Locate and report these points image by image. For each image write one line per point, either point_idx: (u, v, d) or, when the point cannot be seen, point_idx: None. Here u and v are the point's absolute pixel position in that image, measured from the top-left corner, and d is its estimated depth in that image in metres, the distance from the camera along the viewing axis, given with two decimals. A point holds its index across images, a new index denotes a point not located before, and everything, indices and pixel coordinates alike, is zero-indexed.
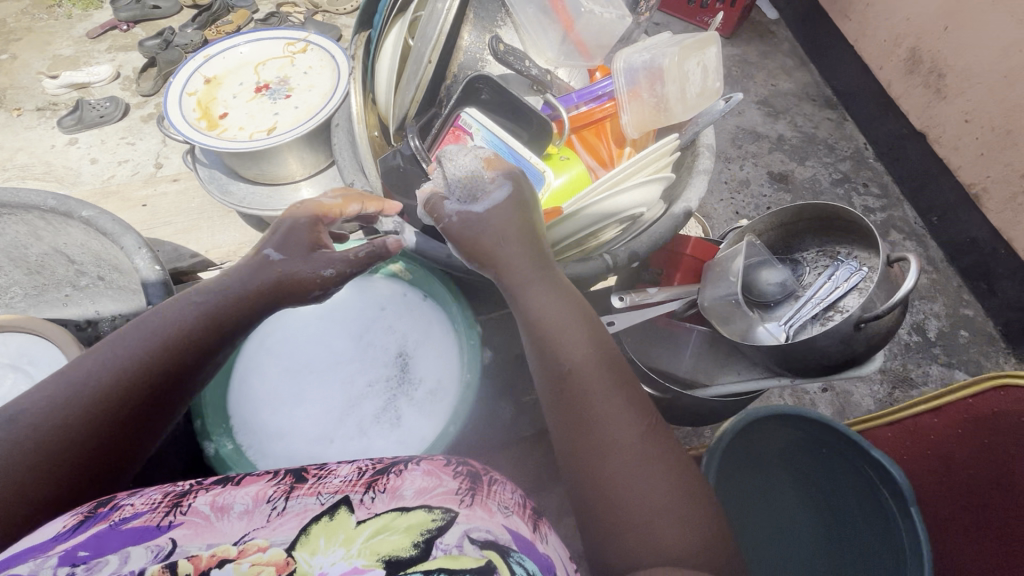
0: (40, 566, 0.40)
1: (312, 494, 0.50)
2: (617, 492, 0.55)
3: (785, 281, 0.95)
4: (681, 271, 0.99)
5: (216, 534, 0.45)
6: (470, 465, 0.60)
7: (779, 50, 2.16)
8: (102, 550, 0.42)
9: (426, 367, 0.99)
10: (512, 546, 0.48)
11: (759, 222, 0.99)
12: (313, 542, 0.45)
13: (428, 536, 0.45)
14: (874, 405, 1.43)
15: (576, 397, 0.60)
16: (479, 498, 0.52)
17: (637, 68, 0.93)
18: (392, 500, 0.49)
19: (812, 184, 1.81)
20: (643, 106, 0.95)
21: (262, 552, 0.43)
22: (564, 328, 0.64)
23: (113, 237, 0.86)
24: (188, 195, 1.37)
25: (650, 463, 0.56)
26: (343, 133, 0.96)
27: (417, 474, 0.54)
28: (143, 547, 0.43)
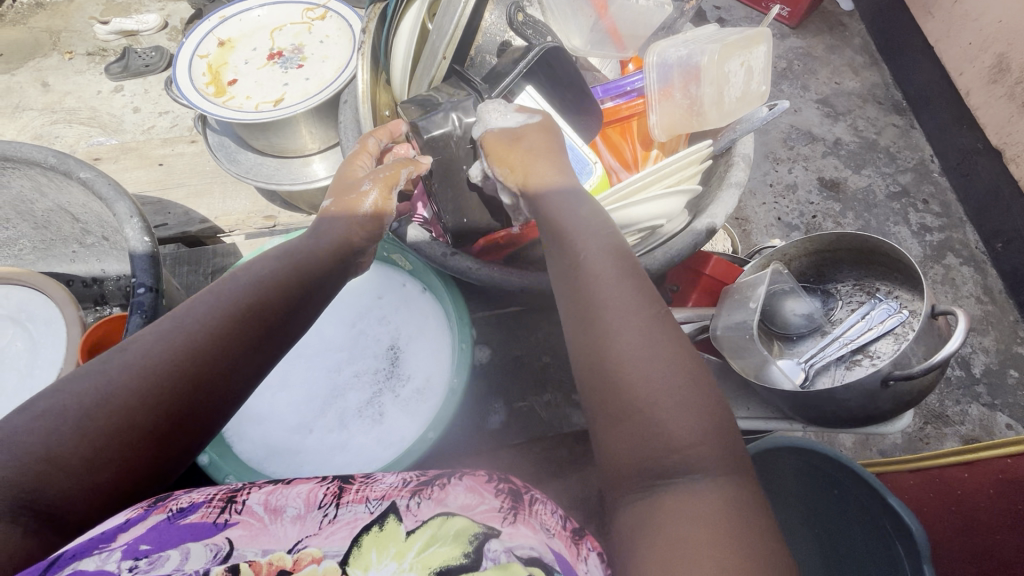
0: (107, 559, 0.42)
1: (360, 501, 0.52)
2: (652, 405, 0.49)
3: (812, 315, 0.87)
4: (697, 292, 0.92)
5: (273, 536, 0.47)
6: (510, 481, 0.58)
7: (850, 44, 1.95)
8: (163, 544, 0.44)
9: (415, 363, 0.96)
10: (555, 567, 0.48)
11: (792, 247, 0.90)
12: (365, 557, 0.47)
13: (476, 545, 0.48)
14: (902, 439, 1.32)
15: (599, 329, 0.54)
16: (522, 516, 0.53)
17: (670, 62, 0.84)
18: (262, 529, 0.48)
19: (866, 195, 1.66)
20: (674, 106, 0.85)
21: (316, 564, 0.46)
22: (590, 264, 0.58)
23: (107, 203, 0.84)
24: (205, 155, 1.35)
25: (664, 363, 0.50)
26: (349, 111, 0.91)
27: (461, 488, 0.55)
28: (201, 543, 0.45)
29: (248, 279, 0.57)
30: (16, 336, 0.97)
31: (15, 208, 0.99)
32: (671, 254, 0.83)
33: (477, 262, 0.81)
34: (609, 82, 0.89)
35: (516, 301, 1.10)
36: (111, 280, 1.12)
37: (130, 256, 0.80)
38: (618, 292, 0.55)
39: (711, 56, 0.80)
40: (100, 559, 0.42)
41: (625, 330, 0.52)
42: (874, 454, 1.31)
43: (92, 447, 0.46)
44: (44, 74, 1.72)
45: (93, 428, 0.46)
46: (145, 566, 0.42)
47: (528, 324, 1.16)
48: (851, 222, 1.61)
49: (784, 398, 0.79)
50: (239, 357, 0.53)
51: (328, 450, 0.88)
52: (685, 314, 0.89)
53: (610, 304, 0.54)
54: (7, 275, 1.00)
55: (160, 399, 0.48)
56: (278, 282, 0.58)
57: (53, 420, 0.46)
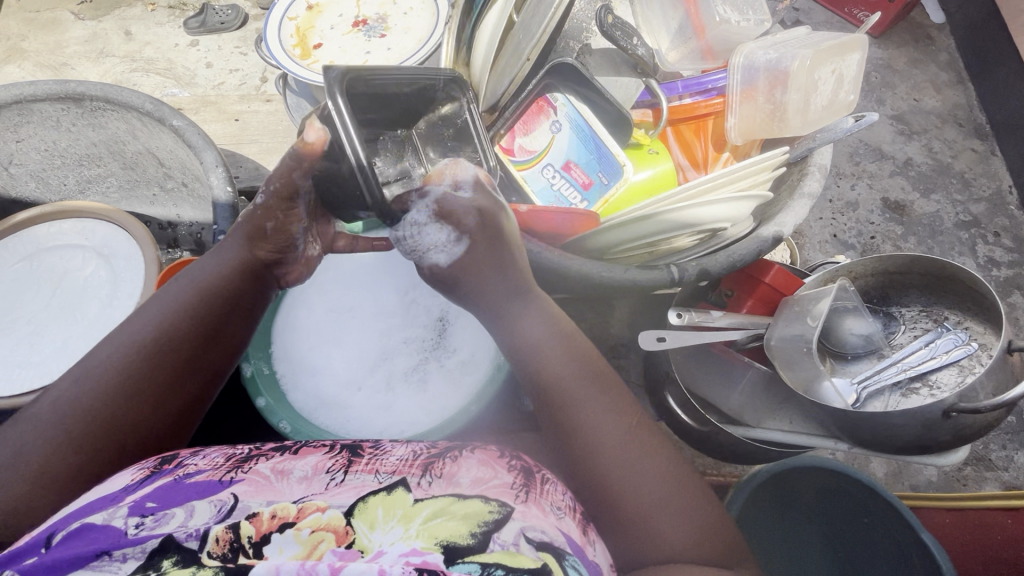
0: (114, 515, 0.47)
1: (370, 471, 0.55)
2: (641, 505, 0.54)
3: (870, 337, 0.85)
4: (753, 300, 0.91)
5: (275, 492, 0.50)
6: (522, 460, 0.62)
7: (935, 59, 1.83)
8: (168, 503, 0.48)
9: (462, 336, 0.98)
10: (566, 549, 0.48)
11: (860, 265, 0.87)
12: (369, 514, 0.47)
13: (485, 526, 0.46)
14: (939, 477, 1.27)
15: (582, 441, 0.58)
16: (533, 495, 0.54)
17: (757, 65, 0.81)
18: (268, 486, 0.51)
19: (932, 221, 1.59)
20: (755, 110, 0.83)
21: (319, 514, 0.47)
22: (564, 372, 0.61)
23: (196, 151, 0.88)
24: (278, 115, 1.40)
25: (650, 468, 0.56)
26: None
27: (471, 464, 0.57)
28: (206, 501, 0.48)
29: (148, 320, 0.63)
30: (99, 268, 1.04)
31: (109, 148, 1.05)
32: (735, 259, 0.82)
33: (538, 244, 0.82)
34: (692, 78, 0.88)
35: (563, 288, 1.10)
36: (184, 225, 1.18)
37: (214, 204, 0.84)
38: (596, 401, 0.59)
39: (804, 61, 0.77)
40: (108, 514, 0.47)
41: (602, 442, 0.57)
42: (904, 488, 1.28)
43: (73, 460, 0.56)
44: (128, 23, 1.79)
45: (67, 440, 0.56)
46: (150, 522, 0.46)
47: (572, 313, 1.17)
48: (911, 247, 1.55)
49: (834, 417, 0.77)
50: (132, 403, 0.60)
51: (376, 408, 0.92)
52: (739, 320, 0.88)
53: (590, 419, 0.58)
54: (95, 210, 1.06)
55: (101, 424, 0.58)
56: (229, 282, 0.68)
57: (32, 438, 0.56)
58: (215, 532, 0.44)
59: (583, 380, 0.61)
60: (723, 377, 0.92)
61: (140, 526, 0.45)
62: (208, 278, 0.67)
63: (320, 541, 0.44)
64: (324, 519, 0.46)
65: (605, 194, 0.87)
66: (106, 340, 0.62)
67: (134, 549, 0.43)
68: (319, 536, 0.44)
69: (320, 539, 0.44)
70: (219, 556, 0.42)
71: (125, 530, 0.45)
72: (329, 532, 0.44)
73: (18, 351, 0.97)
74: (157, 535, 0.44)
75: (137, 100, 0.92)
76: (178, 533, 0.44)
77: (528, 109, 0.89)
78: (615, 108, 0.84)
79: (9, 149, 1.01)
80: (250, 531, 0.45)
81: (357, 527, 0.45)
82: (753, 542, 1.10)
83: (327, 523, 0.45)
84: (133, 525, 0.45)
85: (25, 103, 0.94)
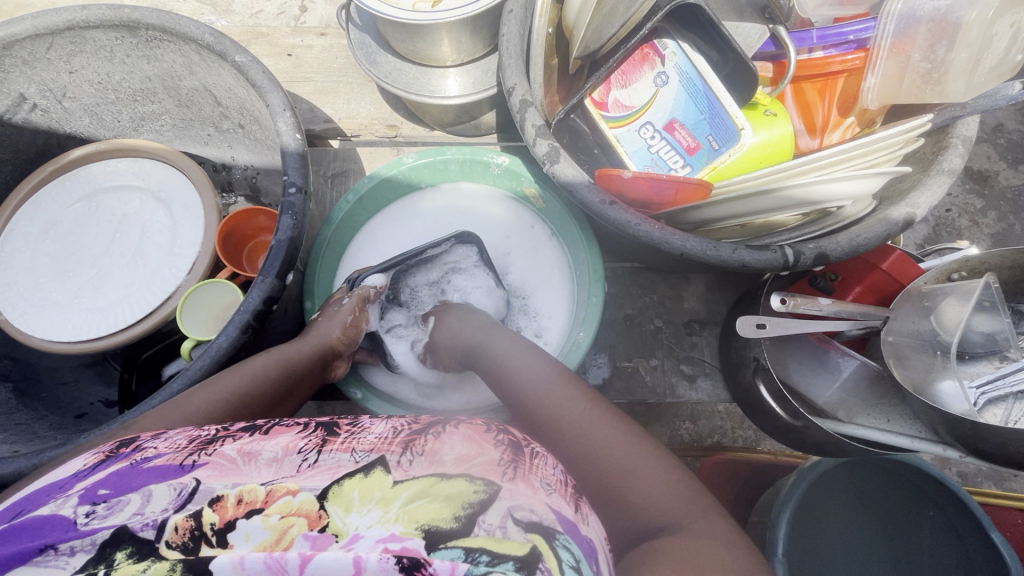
0: (63, 505, 0.44)
1: (346, 450, 0.51)
2: (627, 477, 0.57)
3: (995, 336, 0.77)
4: (862, 287, 0.82)
5: (242, 474, 0.47)
6: (511, 434, 0.56)
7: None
8: (122, 490, 0.45)
9: (542, 299, 0.94)
10: (557, 528, 0.45)
11: (996, 256, 0.76)
12: (345, 497, 0.44)
13: (470, 510, 0.43)
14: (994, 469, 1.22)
15: (599, 467, 0.59)
16: (522, 473, 0.49)
17: (919, 14, 0.71)
18: (233, 469, 0.48)
19: (1019, 195, 1.39)
20: (906, 69, 0.73)
21: (289, 497, 0.44)
22: (566, 414, 0.64)
23: (262, 92, 0.81)
24: (334, 51, 1.30)
25: (634, 449, 0.60)
26: (514, 22, 0.81)
27: (456, 439, 0.53)
28: (164, 485, 0.45)
29: (229, 392, 0.65)
30: (157, 213, 1.00)
31: (163, 83, 0.98)
32: (858, 243, 0.71)
33: (636, 216, 0.73)
34: (828, 27, 0.76)
35: (638, 258, 1.02)
36: (239, 169, 1.12)
37: (283, 153, 0.77)
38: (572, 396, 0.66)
39: (984, 12, 0.66)
40: (56, 505, 0.44)
41: (613, 464, 0.58)
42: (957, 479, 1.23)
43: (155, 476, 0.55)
44: None
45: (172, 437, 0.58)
46: (102, 511, 0.43)
47: (642, 283, 1.10)
48: (993, 223, 1.36)
49: (947, 423, 0.70)
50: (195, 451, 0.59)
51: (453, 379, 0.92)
52: (849, 310, 0.79)
53: (600, 445, 0.60)
54: (152, 150, 1.02)
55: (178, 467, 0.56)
56: (307, 364, 0.75)
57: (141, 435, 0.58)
58: (173, 521, 0.42)
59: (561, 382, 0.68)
60: (819, 369, 0.85)
61: (89, 516, 0.42)
62: (274, 372, 0.71)
63: (290, 526, 0.41)
64: (295, 504, 0.43)
65: (713, 161, 0.78)
66: (197, 393, 0.63)
67: (82, 541, 0.41)
68: (289, 522, 0.42)
69: (290, 523, 0.41)
70: (179, 546, 0.40)
71: (74, 522, 0.42)
72: (300, 518, 0.42)
73: (81, 294, 0.95)
74: (107, 526, 0.42)
75: (196, 31, 0.84)
76: (132, 524, 0.42)
77: (631, 57, 0.78)
78: (738, 57, 0.74)
79: (62, 80, 0.95)
80: (213, 519, 0.42)
81: (332, 510, 0.43)
82: (821, 538, 1.05)
83: (298, 509, 0.43)
84: (83, 515, 0.43)
85: (77, 30, 0.87)
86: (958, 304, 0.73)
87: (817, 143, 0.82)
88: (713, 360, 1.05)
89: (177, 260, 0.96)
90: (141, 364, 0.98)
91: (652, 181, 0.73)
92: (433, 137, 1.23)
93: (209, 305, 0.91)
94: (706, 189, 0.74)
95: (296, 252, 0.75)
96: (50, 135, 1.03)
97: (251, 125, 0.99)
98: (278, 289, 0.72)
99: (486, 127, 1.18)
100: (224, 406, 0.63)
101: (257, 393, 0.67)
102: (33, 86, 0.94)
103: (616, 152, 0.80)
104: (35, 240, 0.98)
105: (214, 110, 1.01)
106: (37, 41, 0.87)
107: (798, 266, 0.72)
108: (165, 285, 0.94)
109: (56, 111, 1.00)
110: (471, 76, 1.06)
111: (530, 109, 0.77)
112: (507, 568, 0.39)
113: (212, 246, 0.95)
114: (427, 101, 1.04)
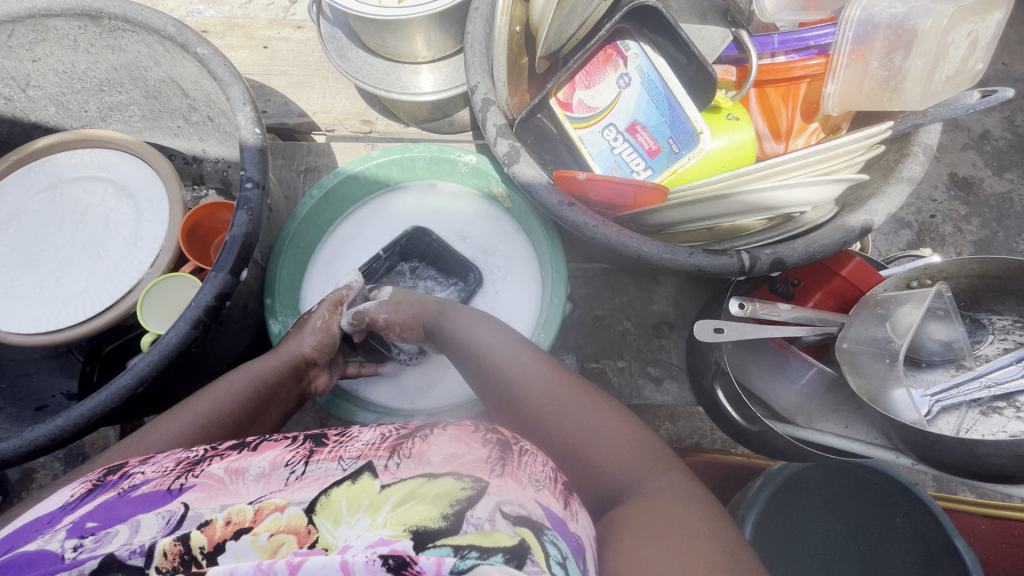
0: (50, 539, 0.43)
1: (333, 460, 0.51)
2: (595, 442, 0.59)
3: (951, 344, 0.77)
4: (822, 293, 0.82)
5: (230, 495, 0.46)
6: (500, 433, 0.57)
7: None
8: (111, 521, 0.44)
9: (501, 297, 0.94)
10: (546, 523, 0.46)
11: (955, 264, 0.76)
12: (334, 507, 0.44)
13: (458, 507, 0.44)
14: None
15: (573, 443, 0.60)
16: (511, 469, 0.50)
17: (877, 21, 0.71)
18: (221, 490, 0.47)
19: (1001, 203, 1.39)
20: (864, 76, 0.73)
21: (278, 513, 0.44)
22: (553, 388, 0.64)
23: (222, 85, 0.80)
24: (311, 44, 1.29)
25: (601, 419, 0.61)
26: (479, 19, 0.80)
27: (445, 440, 0.53)
28: (152, 514, 0.44)
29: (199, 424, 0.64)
30: (122, 206, 0.99)
31: (129, 73, 0.97)
32: (814, 249, 0.71)
33: (593, 218, 0.73)
34: (790, 32, 0.76)
35: (605, 259, 1.02)
36: (210, 162, 1.11)
37: (241, 147, 0.77)
38: (534, 374, 0.65)
39: (938, 20, 0.66)
40: (43, 540, 0.42)
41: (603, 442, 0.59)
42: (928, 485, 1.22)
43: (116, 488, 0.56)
44: None
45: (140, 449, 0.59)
46: (90, 544, 0.42)
47: (614, 285, 1.10)
48: (974, 230, 1.36)
49: (898, 430, 0.70)
50: None
51: (415, 388, 0.92)
52: (806, 315, 0.79)
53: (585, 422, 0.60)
54: (117, 141, 1.01)
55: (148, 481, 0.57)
56: (281, 381, 0.74)
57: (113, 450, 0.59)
58: (161, 547, 0.41)
59: (523, 359, 0.67)
60: (779, 374, 0.85)
61: (78, 549, 0.41)
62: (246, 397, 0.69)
63: (280, 544, 0.41)
64: (283, 520, 0.43)
65: (674, 164, 0.78)
66: (165, 424, 0.63)
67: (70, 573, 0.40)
68: (280, 539, 0.41)
69: (280, 541, 0.41)
70: (169, 571, 0.40)
71: (61, 555, 0.41)
72: (290, 535, 0.42)
73: (43, 286, 0.94)
74: (96, 556, 0.41)
75: (157, 21, 0.83)
76: (120, 552, 0.41)
77: (592, 58, 0.78)
78: (697, 59, 0.73)
79: (25, 68, 0.94)
80: (201, 542, 0.42)
81: (320, 523, 0.43)
82: (791, 545, 1.04)
83: (287, 524, 0.43)
84: (70, 549, 0.41)
85: (38, 18, 0.86)
86: (912, 309, 0.73)
87: (783, 148, 0.82)
88: (680, 363, 1.05)
89: (139, 251, 0.96)
90: (103, 357, 0.97)
91: (612, 183, 0.73)
92: (408, 133, 1.22)
93: (171, 301, 0.90)
94: (662, 193, 0.74)
95: (251, 247, 0.74)
96: (14, 123, 1.02)
97: (215, 115, 0.98)
98: (231, 285, 0.72)
99: (460, 124, 1.17)
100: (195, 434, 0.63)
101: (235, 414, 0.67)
102: None
103: (580, 153, 0.80)
104: None
105: (179, 100, 1.00)
106: None
107: (755, 272, 0.72)
108: (126, 278, 0.94)
109: (19, 100, 0.99)
110: (442, 72, 1.05)
111: (492, 108, 0.76)
112: (496, 560, 0.39)
113: (173, 238, 0.94)
114: (394, 96, 1.03)
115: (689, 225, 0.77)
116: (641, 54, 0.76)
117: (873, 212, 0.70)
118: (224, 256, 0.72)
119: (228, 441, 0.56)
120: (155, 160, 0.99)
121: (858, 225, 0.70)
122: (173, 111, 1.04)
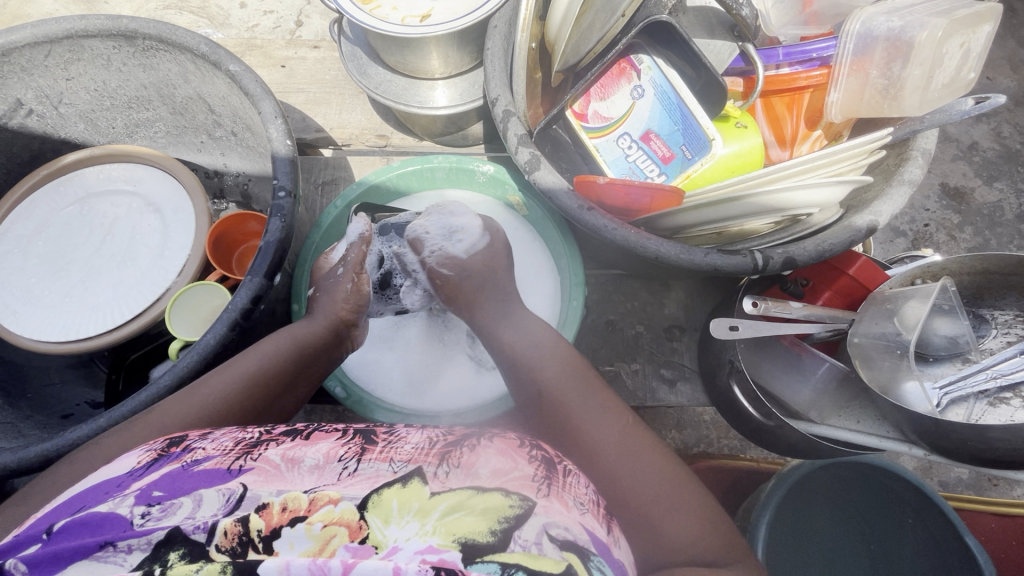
0: (120, 503, 0.43)
1: (384, 460, 0.50)
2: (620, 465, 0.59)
3: (956, 338, 0.80)
4: (831, 292, 0.85)
5: (287, 481, 0.46)
6: (544, 450, 0.56)
7: (1015, 35, 1.60)
8: (176, 492, 0.44)
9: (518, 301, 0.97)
10: (591, 548, 0.45)
11: (955, 262, 0.80)
12: (384, 507, 0.43)
13: (507, 524, 0.43)
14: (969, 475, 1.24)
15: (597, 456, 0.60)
16: (556, 490, 0.49)
17: (876, 34, 0.76)
18: (278, 475, 0.47)
19: (992, 211, 1.44)
20: (865, 84, 0.78)
21: (331, 507, 0.43)
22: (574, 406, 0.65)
23: (253, 100, 0.84)
24: (327, 63, 1.33)
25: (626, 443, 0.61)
26: (499, 36, 0.85)
27: (491, 454, 0.52)
28: (213, 490, 0.44)
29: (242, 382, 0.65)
30: (148, 218, 1.02)
31: (158, 91, 1.01)
32: (824, 248, 0.74)
33: (613, 220, 0.77)
34: (793, 45, 0.82)
35: (620, 265, 1.05)
36: (231, 175, 1.14)
37: (273, 158, 0.80)
38: (608, 414, 0.64)
39: (934, 32, 0.71)
40: (114, 503, 0.43)
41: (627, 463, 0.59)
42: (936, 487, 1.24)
43: None
44: None
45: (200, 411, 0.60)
46: (157, 513, 0.42)
47: (626, 291, 1.13)
48: (967, 238, 1.41)
49: (910, 420, 0.73)
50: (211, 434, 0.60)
51: (426, 379, 0.92)
52: (817, 313, 0.83)
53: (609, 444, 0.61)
54: (144, 155, 1.04)
55: None
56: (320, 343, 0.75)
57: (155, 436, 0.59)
58: (223, 526, 0.41)
59: (577, 385, 0.67)
60: (791, 369, 0.89)
61: (146, 517, 0.42)
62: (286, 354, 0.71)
63: (332, 536, 0.41)
64: (336, 513, 0.43)
65: (687, 170, 0.82)
66: (213, 379, 0.64)
67: (140, 541, 0.40)
68: (332, 531, 0.41)
69: (333, 532, 0.41)
70: (228, 551, 0.39)
71: (131, 521, 0.41)
72: (342, 527, 0.41)
73: (72, 295, 0.97)
74: (163, 527, 0.41)
75: (191, 41, 0.87)
76: (185, 525, 0.41)
77: (607, 70, 0.82)
78: (708, 72, 0.78)
79: (58, 86, 0.97)
80: (259, 525, 0.41)
81: (371, 521, 0.42)
82: (807, 547, 1.05)
83: (340, 518, 0.42)
84: (139, 515, 0.42)
85: (76, 38, 0.90)
86: (919, 305, 0.76)
87: (788, 155, 0.86)
88: (693, 365, 1.08)
89: (166, 261, 0.98)
90: (128, 365, 0.99)
91: (628, 187, 0.76)
92: (422, 147, 1.26)
93: (200, 309, 0.92)
94: (679, 196, 0.78)
95: (283, 253, 0.77)
96: (45, 139, 1.05)
97: (238, 130, 1.02)
98: (265, 289, 0.75)
99: (474, 138, 1.22)
100: (240, 392, 0.64)
101: (274, 368, 0.69)
102: (29, 92, 0.96)
103: (596, 161, 0.84)
104: (23, 241, 0.99)
105: (205, 116, 1.04)
106: (34, 48, 0.90)
107: (767, 271, 0.75)
108: (154, 288, 0.96)
109: (51, 117, 1.02)
110: (458, 87, 1.10)
111: (513, 119, 0.80)
112: None
113: (199, 249, 0.97)
114: (410, 111, 1.07)
115: (701, 228, 0.81)
116: (654, 67, 0.81)
117: (879, 214, 0.74)
118: (262, 257, 0.75)
119: (280, 427, 0.55)
120: (179, 174, 1.03)
121: (864, 224, 0.74)
122: (196, 126, 1.08)
